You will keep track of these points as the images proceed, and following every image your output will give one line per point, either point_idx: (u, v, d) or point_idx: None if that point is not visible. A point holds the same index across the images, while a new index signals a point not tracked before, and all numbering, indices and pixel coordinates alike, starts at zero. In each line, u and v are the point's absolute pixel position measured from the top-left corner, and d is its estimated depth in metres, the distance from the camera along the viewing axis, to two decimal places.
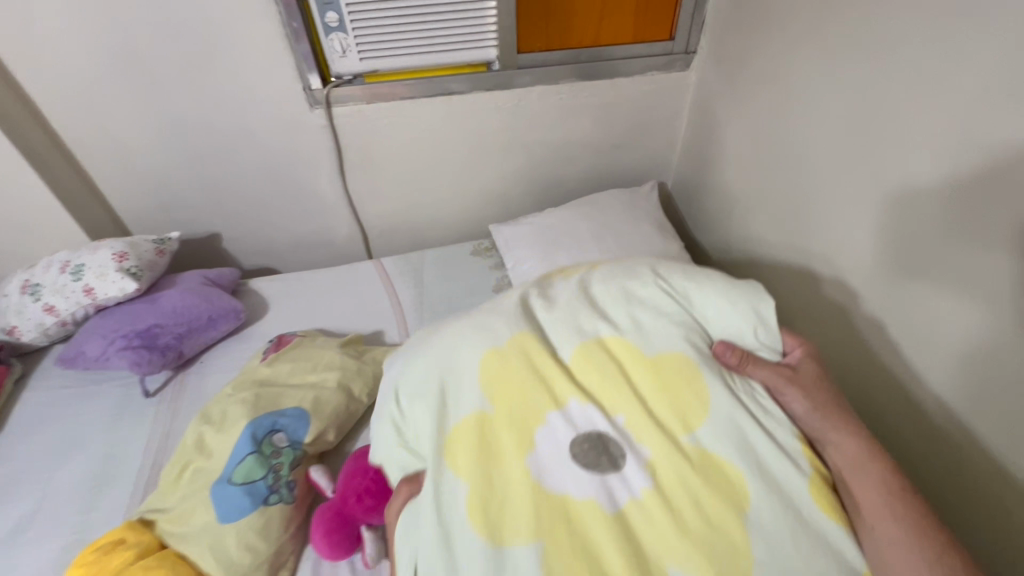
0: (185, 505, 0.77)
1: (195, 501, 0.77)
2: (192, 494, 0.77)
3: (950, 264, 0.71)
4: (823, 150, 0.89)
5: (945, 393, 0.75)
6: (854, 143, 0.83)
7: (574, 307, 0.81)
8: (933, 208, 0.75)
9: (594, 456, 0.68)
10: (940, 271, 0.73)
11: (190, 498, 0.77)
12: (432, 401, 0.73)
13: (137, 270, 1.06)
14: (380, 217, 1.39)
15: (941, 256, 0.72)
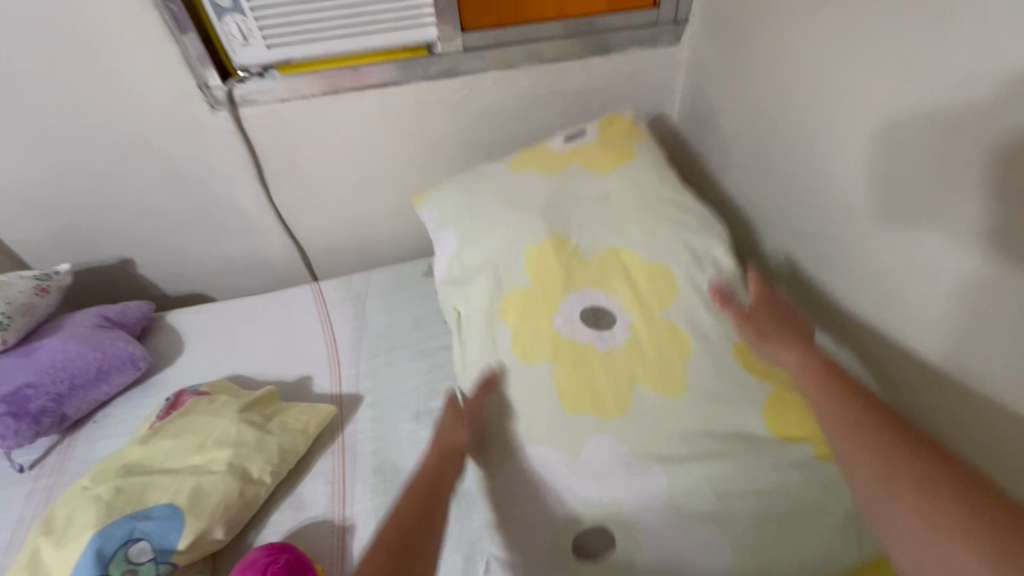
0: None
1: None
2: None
3: (932, 218, 0.59)
4: (809, 107, 0.74)
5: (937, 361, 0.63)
6: (841, 99, 0.69)
7: (590, 209, 0.84)
8: (943, 188, 0.58)
9: (594, 320, 0.73)
10: (921, 224, 0.61)
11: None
12: (485, 282, 0.79)
13: (4, 318, 0.89)
14: (320, 233, 1.18)
15: (925, 209, 0.60)
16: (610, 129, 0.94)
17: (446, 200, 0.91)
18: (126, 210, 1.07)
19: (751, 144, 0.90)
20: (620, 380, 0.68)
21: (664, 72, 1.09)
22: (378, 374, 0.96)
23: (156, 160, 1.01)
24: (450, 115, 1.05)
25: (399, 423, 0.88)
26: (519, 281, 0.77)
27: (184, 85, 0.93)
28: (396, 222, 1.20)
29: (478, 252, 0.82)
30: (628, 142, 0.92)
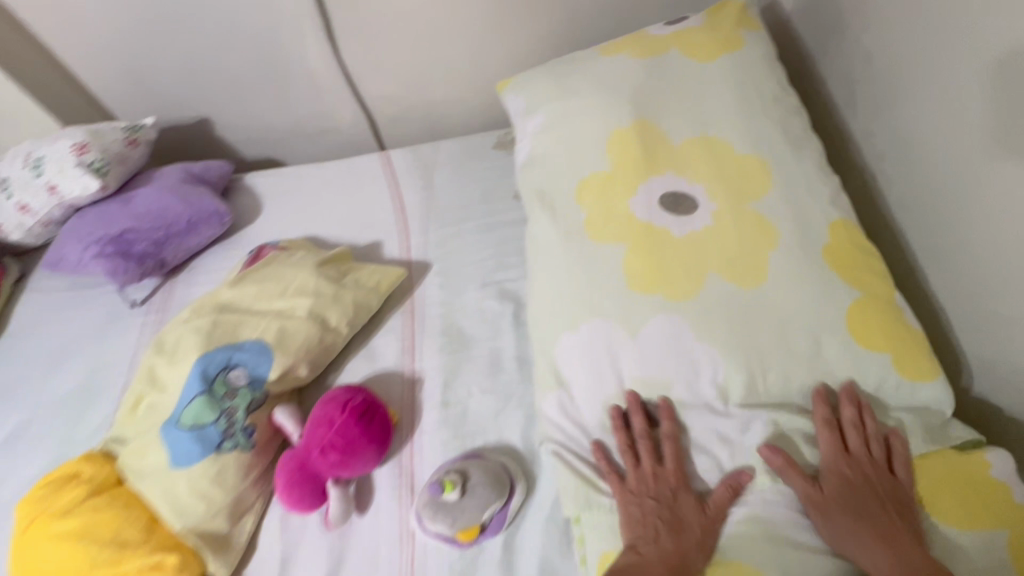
0: (140, 440, 0.69)
1: (149, 436, 0.69)
2: (146, 430, 0.69)
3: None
4: None
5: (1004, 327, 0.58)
6: None
7: (684, 84, 0.71)
8: None
9: (677, 203, 0.62)
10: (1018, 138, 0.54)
11: (144, 433, 0.69)
12: (567, 157, 0.71)
13: (101, 165, 0.92)
14: (388, 98, 1.13)
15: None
16: (720, 16, 0.78)
17: (529, 85, 0.84)
18: (201, 65, 1.06)
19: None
20: (691, 273, 0.57)
21: None
22: (444, 245, 0.95)
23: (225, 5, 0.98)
24: None
25: (465, 293, 0.89)
26: (596, 162, 0.68)
27: None
28: (466, 89, 1.11)
29: (556, 135, 0.74)
30: (740, 34, 0.76)
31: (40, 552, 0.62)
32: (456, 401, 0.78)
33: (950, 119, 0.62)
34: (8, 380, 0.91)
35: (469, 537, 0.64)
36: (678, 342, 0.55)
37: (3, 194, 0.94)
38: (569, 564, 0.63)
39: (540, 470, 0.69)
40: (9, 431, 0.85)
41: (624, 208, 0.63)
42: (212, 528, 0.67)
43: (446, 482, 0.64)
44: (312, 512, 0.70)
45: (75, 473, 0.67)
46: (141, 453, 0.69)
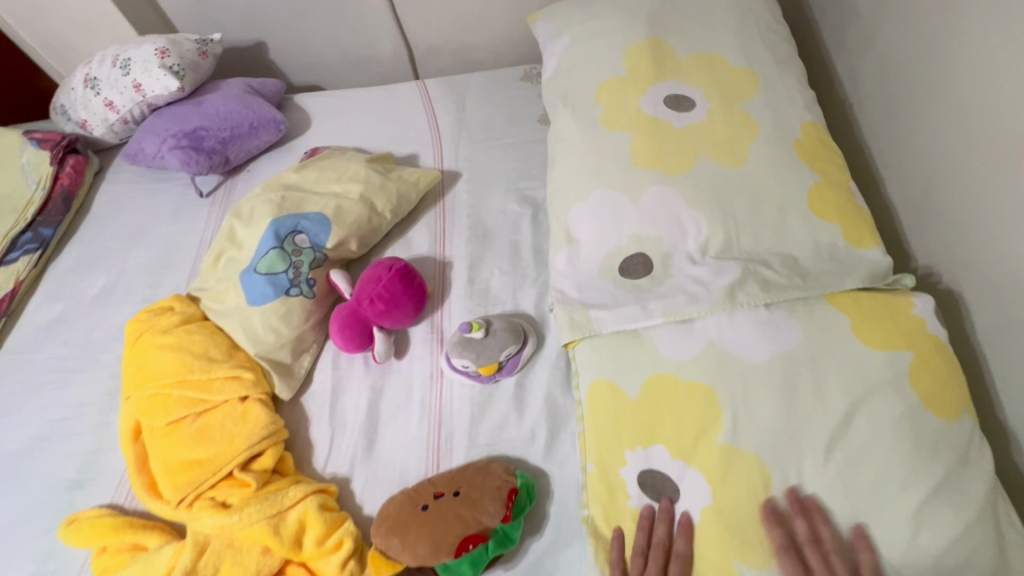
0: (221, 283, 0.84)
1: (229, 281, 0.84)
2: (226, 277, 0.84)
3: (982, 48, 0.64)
4: None
5: (945, 215, 0.71)
6: None
7: (695, 11, 0.83)
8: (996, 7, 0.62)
9: (680, 103, 0.75)
10: (973, 52, 0.65)
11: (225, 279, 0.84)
12: (589, 68, 0.84)
13: (179, 69, 1.05)
14: (426, 31, 1.25)
15: (980, 32, 0.64)
16: None
17: (556, 14, 0.97)
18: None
19: None
20: (685, 156, 0.72)
21: None
22: (473, 158, 1.08)
23: None
24: None
25: (490, 197, 1.02)
26: (614, 70, 0.81)
27: None
28: (498, 26, 1.23)
29: (581, 52, 0.87)
30: None
31: (147, 358, 0.77)
32: (480, 280, 0.92)
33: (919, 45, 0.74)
34: (93, 251, 1.05)
35: (489, 372, 0.78)
36: (670, 204, 0.70)
37: (93, 91, 1.09)
38: (568, 398, 0.77)
39: (548, 330, 0.83)
40: (97, 290, 1.00)
41: (635, 102, 0.77)
42: (277, 356, 0.81)
43: (475, 323, 0.78)
44: (357, 354, 0.84)
45: (170, 307, 0.83)
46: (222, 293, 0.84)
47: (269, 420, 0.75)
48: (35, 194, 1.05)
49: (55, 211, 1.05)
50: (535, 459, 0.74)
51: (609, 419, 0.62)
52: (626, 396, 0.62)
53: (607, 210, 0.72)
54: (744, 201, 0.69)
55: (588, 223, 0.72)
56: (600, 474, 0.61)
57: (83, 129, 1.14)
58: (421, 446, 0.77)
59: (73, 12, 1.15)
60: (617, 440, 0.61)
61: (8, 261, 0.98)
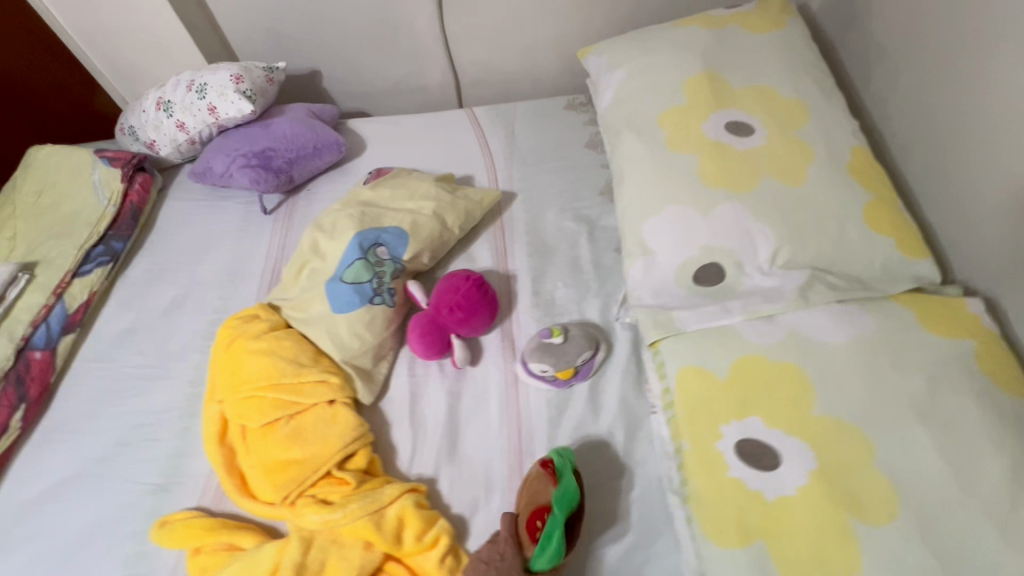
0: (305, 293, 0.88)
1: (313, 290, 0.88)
2: (309, 286, 0.89)
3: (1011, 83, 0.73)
4: None
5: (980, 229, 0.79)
6: None
7: (745, 49, 0.92)
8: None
9: (740, 129, 0.83)
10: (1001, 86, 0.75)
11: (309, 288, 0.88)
12: (651, 96, 0.91)
13: (251, 93, 1.11)
14: (474, 64, 1.34)
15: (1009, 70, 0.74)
16: (766, 3, 1.00)
17: (610, 50, 1.05)
18: (325, 23, 1.27)
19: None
20: (750, 176, 0.79)
21: None
22: (527, 179, 1.15)
23: None
24: None
25: (546, 215, 1.08)
26: (675, 99, 0.89)
27: None
28: (542, 60, 1.32)
29: (640, 83, 0.95)
30: (786, 17, 0.97)
31: (243, 362, 0.81)
32: (545, 291, 0.97)
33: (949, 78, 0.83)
34: (161, 264, 1.08)
35: (566, 377, 0.83)
36: (740, 220, 0.76)
37: (165, 113, 1.14)
38: (641, 401, 0.82)
39: (616, 337, 0.88)
40: (167, 302, 1.03)
41: (698, 127, 0.84)
42: (361, 362, 0.85)
43: (555, 329, 0.83)
44: (434, 360, 0.88)
45: (256, 314, 0.87)
46: (307, 302, 0.88)
47: (358, 422, 0.78)
48: (106, 209, 1.08)
49: (125, 225, 1.09)
50: (615, 458, 0.77)
51: (701, 400, 0.66)
52: (715, 377, 0.67)
53: (680, 223, 0.78)
54: (808, 214, 0.76)
55: (661, 235, 0.79)
56: (697, 451, 0.63)
57: (150, 149, 1.18)
58: (503, 447, 0.80)
59: (145, 41, 1.22)
60: (710, 419, 0.64)
61: (82, 273, 1.01)
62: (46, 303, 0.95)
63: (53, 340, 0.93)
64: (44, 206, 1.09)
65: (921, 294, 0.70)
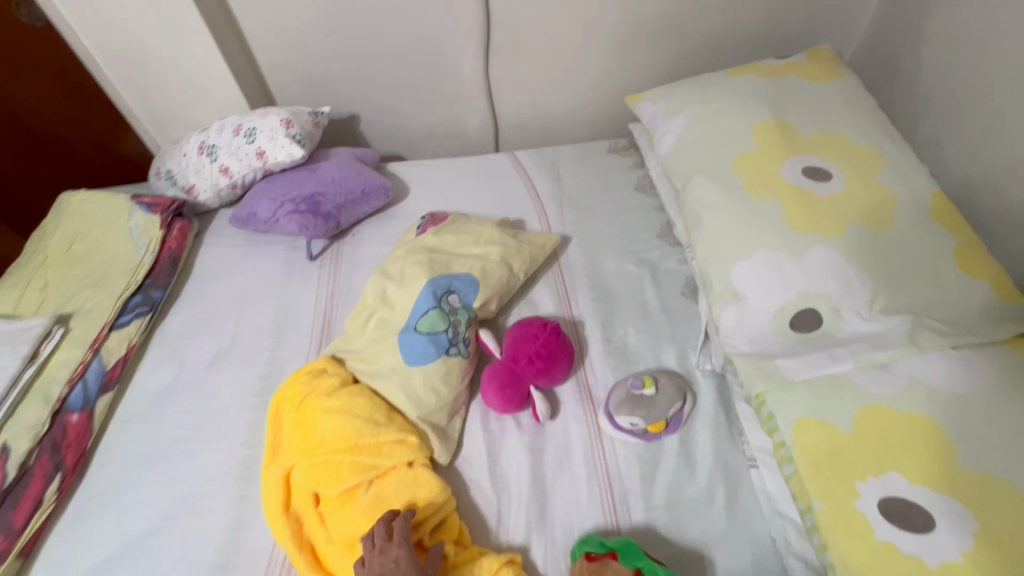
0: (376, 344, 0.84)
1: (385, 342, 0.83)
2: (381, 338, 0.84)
3: None
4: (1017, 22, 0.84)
5: None
6: None
7: (807, 98, 0.95)
8: None
9: (818, 175, 0.84)
10: None
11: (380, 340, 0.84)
12: (720, 143, 0.92)
13: (301, 137, 1.09)
14: (515, 109, 1.35)
15: None
16: (816, 55, 1.03)
17: (665, 97, 1.07)
18: (369, 70, 1.27)
19: (946, 45, 0.97)
20: (837, 221, 0.78)
21: None
22: (580, 223, 1.13)
23: (406, 23, 1.19)
24: (660, 4, 1.16)
25: (605, 259, 1.06)
26: (746, 145, 0.89)
27: None
28: (583, 106, 1.34)
29: (704, 129, 0.96)
30: (838, 67, 1.00)
31: (315, 424, 0.76)
32: (616, 338, 0.94)
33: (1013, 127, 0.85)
34: (201, 313, 1.01)
35: (656, 430, 0.79)
36: (834, 264, 0.75)
37: (209, 157, 1.11)
38: (737, 454, 0.78)
39: (700, 386, 0.85)
40: (211, 354, 0.96)
41: (776, 171, 0.85)
42: (436, 419, 0.79)
43: (646, 378, 0.80)
44: (511, 414, 0.83)
45: (323, 369, 0.82)
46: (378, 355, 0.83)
47: (442, 483, 0.72)
48: (144, 256, 1.03)
49: (164, 273, 1.03)
50: (720, 518, 0.72)
51: (828, 457, 0.63)
52: (839, 430, 0.64)
53: (773, 270, 0.77)
54: (901, 258, 0.75)
55: (753, 283, 0.77)
56: (835, 513, 0.60)
57: (188, 194, 1.14)
58: (597, 508, 0.75)
59: (186, 85, 1.19)
60: (843, 475, 0.61)
61: (119, 325, 0.94)
62: (82, 359, 0.88)
63: (91, 401, 0.85)
64: (77, 254, 1.02)
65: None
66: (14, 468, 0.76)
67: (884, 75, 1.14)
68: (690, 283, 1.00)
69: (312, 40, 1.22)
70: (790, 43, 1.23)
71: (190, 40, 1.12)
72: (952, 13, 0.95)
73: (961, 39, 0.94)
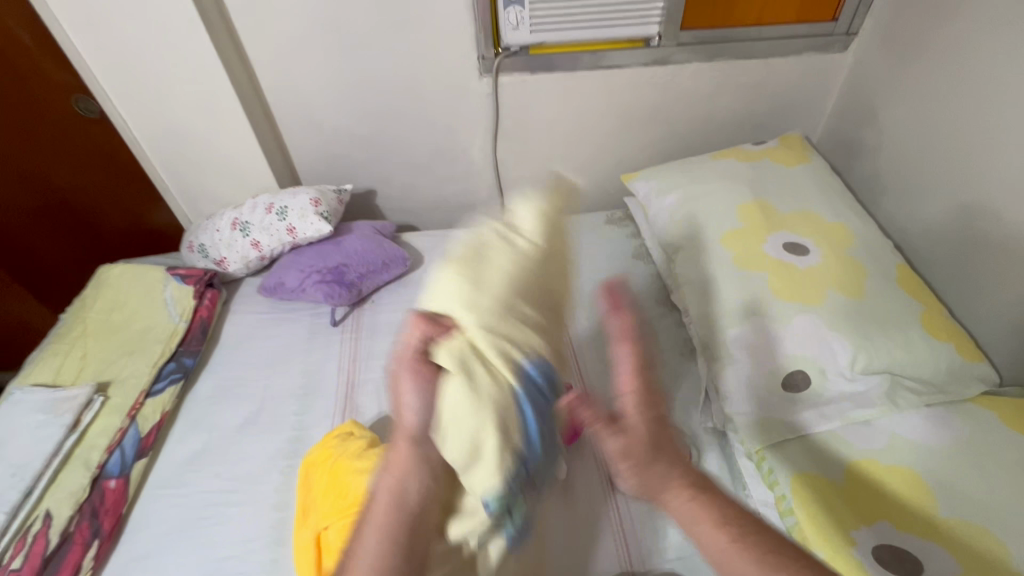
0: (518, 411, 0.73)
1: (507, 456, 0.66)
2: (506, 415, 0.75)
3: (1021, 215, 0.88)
4: (956, 120, 0.99)
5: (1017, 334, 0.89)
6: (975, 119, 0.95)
7: (783, 181, 1.07)
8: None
9: (797, 250, 0.95)
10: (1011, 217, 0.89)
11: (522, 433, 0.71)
12: (709, 220, 1.03)
13: (328, 214, 1.19)
14: (520, 183, 1.47)
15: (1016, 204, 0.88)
16: (788, 141, 1.18)
17: (658, 177, 1.20)
18: (388, 151, 1.39)
19: (899, 135, 1.12)
20: (817, 291, 0.88)
21: (829, 74, 1.30)
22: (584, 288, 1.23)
23: (423, 112, 1.33)
24: (649, 96, 1.32)
25: None
26: (732, 223, 1.01)
27: (466, 55, 1.24)
28: (581, 180, 1.48)
29: (694, 207, 1.08)
30: (807, 153, 1.15)
31: (347, 482, 0.80)
32: None
33: (962, 207, 0.98)
34: (230, 378, 1.07)
35: None
36: (817, 331, 0.84)
37: (241, 232, 1.20)
38: None
39: (704, 444, 0.91)
40: (240, 418, 1.00)
41: (760, 246, 0.96)
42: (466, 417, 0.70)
43: None
44: None
45: (351, 432, 0.90)
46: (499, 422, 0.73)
47: None
48: (178, 325, 1.09)
49: (195, 340, 1.09)
50: None
51: (823, 504, 0.70)
52: (833, 482, 0.71)
53: (763, 336, 0.86)
54: (876, 324, 0.85)
55: (746, 347, 0.86)
56: (834, 557, 0.65)
57: (218, 265, 1.22)
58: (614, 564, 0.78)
59: (222, 166, 1.31)
60: (838, 523, 0.68)
61: (154, 392, 0.99)
62: (120, 427, 0.92)
63: (128, 466, 0.89)
64: (114, 323, 1.09)
65: (990, 397, 0.78)
66: (56, 535, 0.79)
67: (849, 156, 1.28)
68: (688, 344, 1.09)
69: (337, 125, 1.34)
70: (765, 127, 1.39)
71: (229, 129, 1.24)
72: (902, 108, 1.10)
73: (911, 131, 1.09)
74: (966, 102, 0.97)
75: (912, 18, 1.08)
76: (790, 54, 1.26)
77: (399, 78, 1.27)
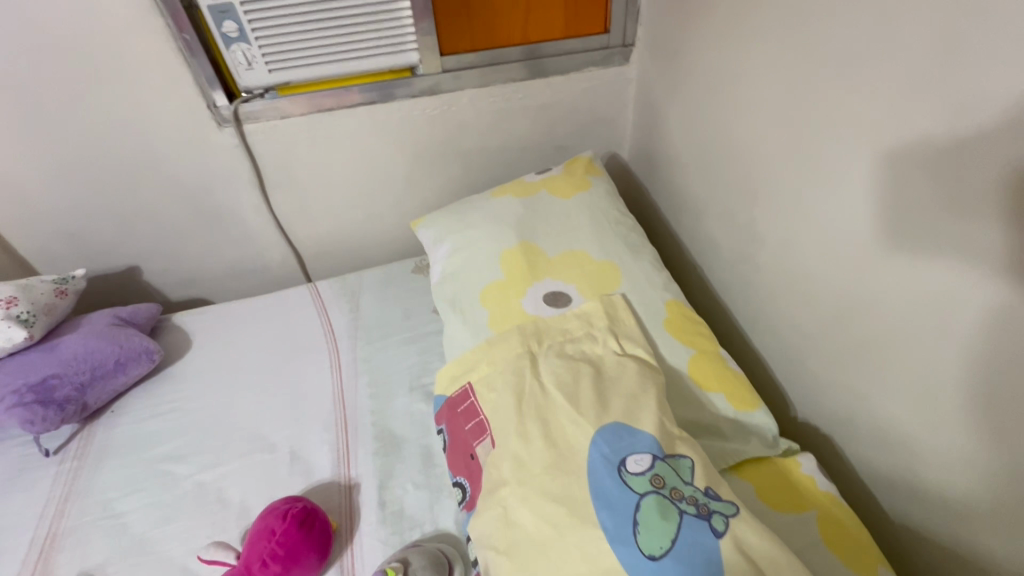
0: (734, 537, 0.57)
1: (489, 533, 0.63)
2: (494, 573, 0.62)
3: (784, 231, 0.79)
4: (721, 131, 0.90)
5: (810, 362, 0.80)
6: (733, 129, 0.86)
7: (552, 216, 0.97)
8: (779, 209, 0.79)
9: (557, 299, 0.86)
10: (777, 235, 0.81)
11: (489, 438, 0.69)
12: (472, 278, 0.91)
13: (28, 316, 0.96)
14: (314, 239, 1.30)
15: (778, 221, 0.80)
16: (572, 166, 1.06)
17: (437, 220, 1.04)
18: (135, 222, 1.17)
19: (683, 149, 1.04)
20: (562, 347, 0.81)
21: (618, 89, 1.21)
22: (377, 357, 1.06)
23: (164, 174, 1.12)
24: (432, 130, 1.18)
25: (394, 400, 0.98)
26: (492, 276, 0.90)
27: (195, 105, 1.05)
28: (385, 227, 1.32)
29: (461, 260, 0.95)
30: (588, 176, 1.04)
31: None
32: (392, 500, 0.84)
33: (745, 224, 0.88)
34: None
35: None
36: None
37: None
38: None
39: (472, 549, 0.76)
40: None
41: (490, 375, 0.78)
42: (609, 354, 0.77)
43: (389, 569, 0.70)
44: None
45: None
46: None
47: None
48: None
49: None
50: None
51: None
52: None
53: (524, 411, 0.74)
54: None
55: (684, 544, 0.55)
56: None
57: None
58: None
59: None
60: None
61: None
62: None
63: None
64: None
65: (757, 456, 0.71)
66: None
67: (653, 173, 1.19)
68: None
69: (57, 202, 1.11)
70: (569, 148, 1.29)
71: None
72: (684, 122, 1.01)
73: (692, 145, 1.00)
74: (724, 115, 0.88)
75: (669, 27, 1.01)
76: (572, 72, 1.17)
77: (120, 140, 1.06)
